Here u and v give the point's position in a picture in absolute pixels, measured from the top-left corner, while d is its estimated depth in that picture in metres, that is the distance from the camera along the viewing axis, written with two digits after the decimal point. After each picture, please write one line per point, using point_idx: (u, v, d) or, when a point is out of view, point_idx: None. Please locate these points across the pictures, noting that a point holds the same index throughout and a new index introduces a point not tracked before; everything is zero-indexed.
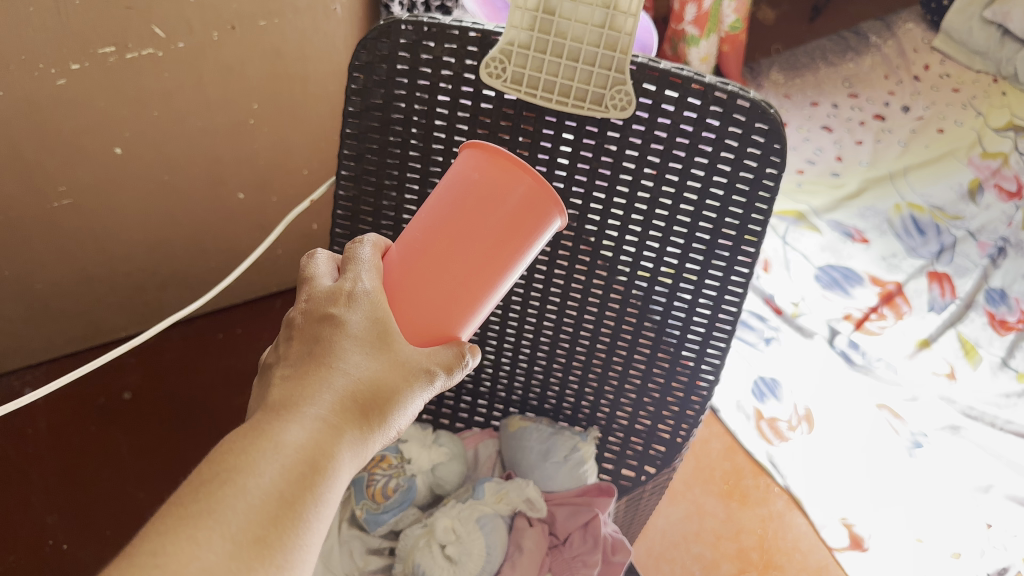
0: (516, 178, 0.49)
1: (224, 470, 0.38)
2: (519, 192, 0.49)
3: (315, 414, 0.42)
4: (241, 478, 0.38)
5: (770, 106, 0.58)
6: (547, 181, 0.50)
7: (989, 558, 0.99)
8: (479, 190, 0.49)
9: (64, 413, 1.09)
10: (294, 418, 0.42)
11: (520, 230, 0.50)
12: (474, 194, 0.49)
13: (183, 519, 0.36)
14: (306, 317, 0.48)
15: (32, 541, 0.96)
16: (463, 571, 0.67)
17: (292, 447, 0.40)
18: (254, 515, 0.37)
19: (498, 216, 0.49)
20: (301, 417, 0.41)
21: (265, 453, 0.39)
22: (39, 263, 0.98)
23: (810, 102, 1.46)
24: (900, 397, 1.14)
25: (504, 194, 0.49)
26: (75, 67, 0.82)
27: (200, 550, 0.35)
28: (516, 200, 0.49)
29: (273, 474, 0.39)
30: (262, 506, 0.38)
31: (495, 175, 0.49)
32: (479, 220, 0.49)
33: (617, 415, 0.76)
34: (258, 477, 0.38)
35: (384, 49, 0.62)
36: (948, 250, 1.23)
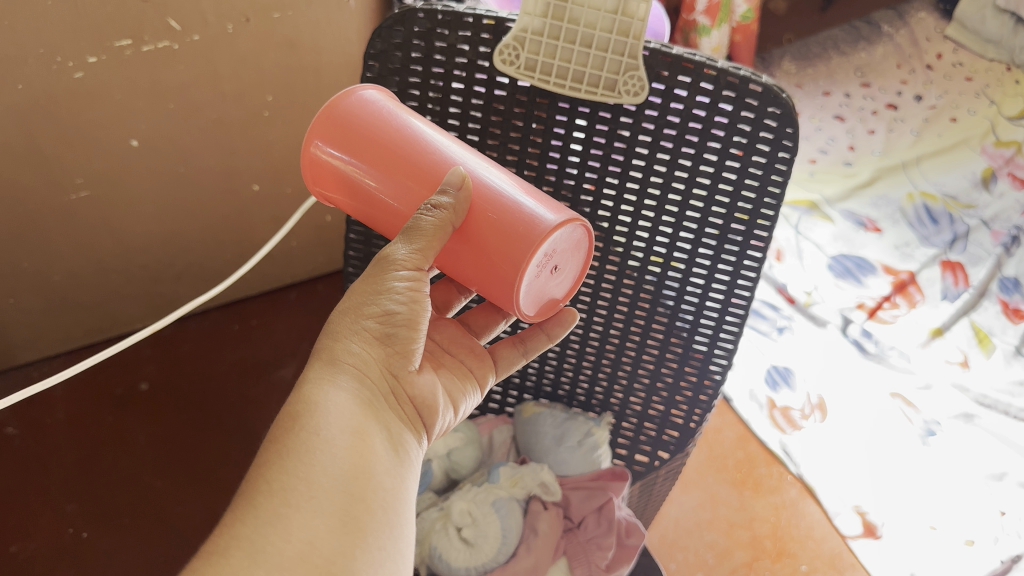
0: (336, 101, 0.56)
1: (247, 498, 0.42)
2: (361, 96, 0.57)
3: (310, 413, 0.47)
4: (299, 461, 0.44)
5: (782, 90, 0.58)
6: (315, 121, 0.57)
7: (1003, 545, 0.99)
8: (334, 132, 0.56)
9: (83, 404, 1.11)
10: (317, 400, 0.48)
11: (350, 125, 0.55)
12: (341, 127, 0.56)
13: (273, 517, 0.41)
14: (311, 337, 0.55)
15: (52, 529, 0.97)
16: (479, 554, 0.69)
17: (304, 447, 0.45)
18: (289, 517, 0.41)
19: (359, 112, 0.56)
20: (301, 417, 0.46)
21: (308, 437, 0.45)
22: (56, 255, 0.99)
23: (822, 92, 1.45)
24: (913, 385, 1.15)
25: (350, 106, 0.56)
26: (92, 59, 0.83)
27: (299, 522, 0.41)
28: (357, 100, 0.56)
29: (322, 452, 0.45)
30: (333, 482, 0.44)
31: (331, 117, 0.56)
32: (357, 129, 0.55)
33: (631, 401, 0.76)
34: (291, 489, 0.42)
35: (398, 38, 0.62)
36: (961, 238, 1.24)
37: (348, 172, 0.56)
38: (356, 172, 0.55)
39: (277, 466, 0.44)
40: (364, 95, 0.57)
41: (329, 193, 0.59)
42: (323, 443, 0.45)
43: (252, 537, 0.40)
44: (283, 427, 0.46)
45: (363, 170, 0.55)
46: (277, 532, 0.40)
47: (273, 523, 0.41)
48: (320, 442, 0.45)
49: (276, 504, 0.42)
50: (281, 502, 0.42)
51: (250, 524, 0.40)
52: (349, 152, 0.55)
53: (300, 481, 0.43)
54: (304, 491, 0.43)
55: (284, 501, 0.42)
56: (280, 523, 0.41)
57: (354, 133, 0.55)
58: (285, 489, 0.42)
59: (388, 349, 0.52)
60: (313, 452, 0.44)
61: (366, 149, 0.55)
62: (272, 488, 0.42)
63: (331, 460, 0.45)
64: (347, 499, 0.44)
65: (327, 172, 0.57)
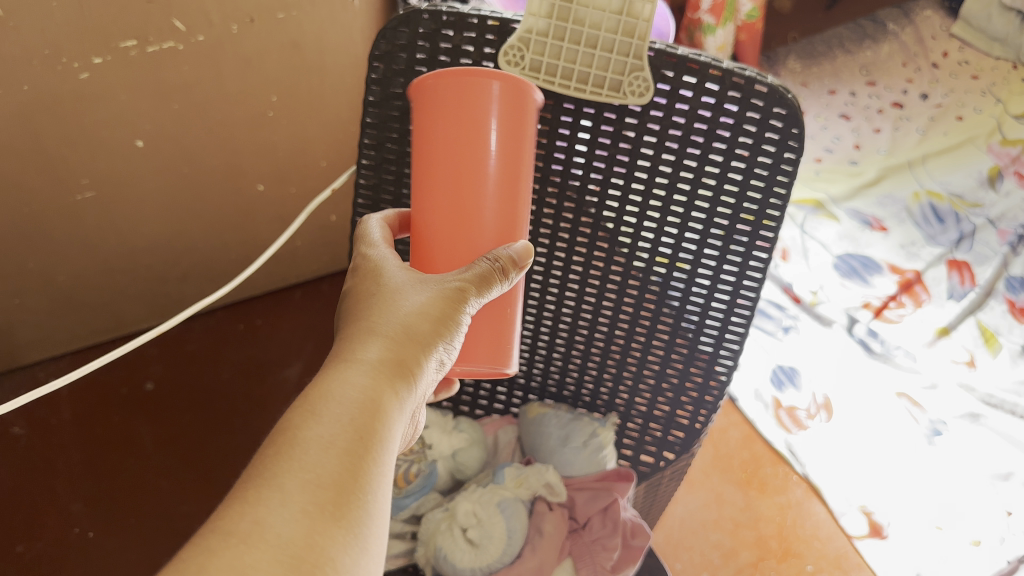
0: (490, 77, 0.50)
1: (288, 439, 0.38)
2: (511, 90, 0.52)
3: (335, 378, 0.42)
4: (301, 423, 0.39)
5: (787, 90, 0.58)
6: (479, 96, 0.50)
7: (1010, 545, 0.97)
8: (457, 105, 0.51)
9: (88, 404, 1.11)
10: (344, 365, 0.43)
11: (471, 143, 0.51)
12: (465, 109, 0.51)
13: (262, 474, 0.36)
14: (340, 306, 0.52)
15: (58, 528, 0.98)
16: (484, 554, 0.69)
17: (354, 400, 0.41)
18: (330, 468, 0.37)
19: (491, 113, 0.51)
20: (347, 371, 0.42)
21: (322, 400, 0.40)
22: (62, 255, 0.99)
23: (829, 90, 1.46)
24: (919, 385, 1.15)
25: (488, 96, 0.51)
26: (97, 60, 0.83)
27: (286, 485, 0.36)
28: (510, 113, 0.52)
29: (331, 417, 0.39)
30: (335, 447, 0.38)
31: (468, 88, 0.50)
32: (470, 130, 0.51)
33: (636, 401, 0.76)
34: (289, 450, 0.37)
35: (403, 39, 0.62)
36: (967, 237, 1.22)
37: (430, 141, 0.52)
38: (437, 158, 0.52)
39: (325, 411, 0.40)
40: (511, 90, 0.51)
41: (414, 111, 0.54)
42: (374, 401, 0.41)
43: (290, 482, 0.36)
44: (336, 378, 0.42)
45: (441, 166, 0.52)
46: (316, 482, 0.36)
47: (313, 470, 0.36)
48: (372, 399, 0.41)
49: (316, 453, 0.37)
50: (325, 448, 0.38)
51: (290, 469, 0.36)
52: (447, 136, 0.52)
53: (348, 433, 0.39)
54: (350, 444, 0.38)
55: (325, 450, 0.38)
56: (321, 471, 0.37)
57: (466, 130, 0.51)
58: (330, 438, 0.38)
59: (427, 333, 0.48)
60: (365, 408, 0.41)
61: (460, 162, 0.52)
62: (272, 450, 0.37)
63: (380, 420, 0.41)
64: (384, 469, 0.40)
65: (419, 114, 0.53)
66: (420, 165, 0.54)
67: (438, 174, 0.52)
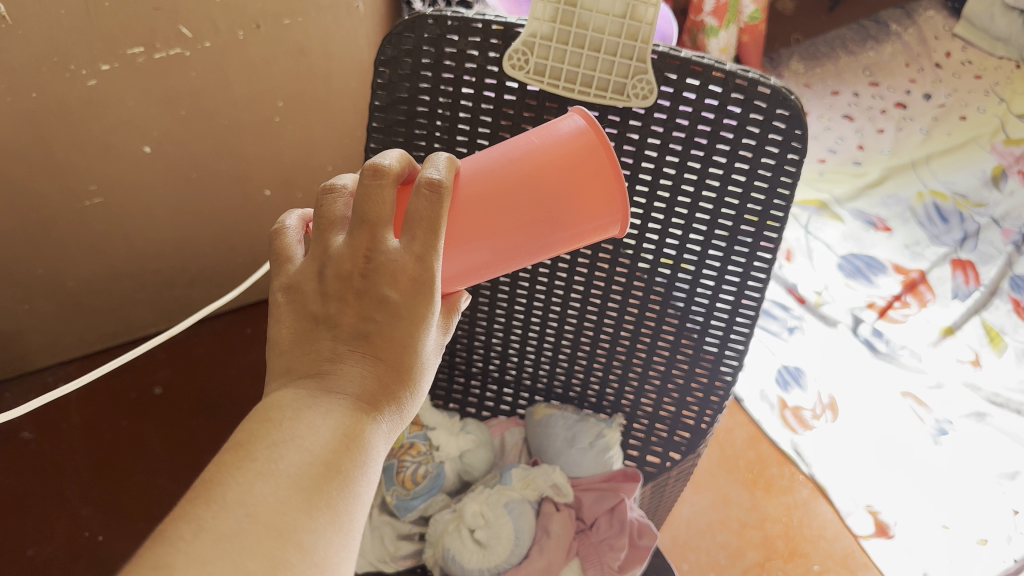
0: (621, 208, 0.47)
1: (224, 477, 0.36)
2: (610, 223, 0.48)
3: (309, 418, 0.39)
4: (264, 464, 0.36)
5: (791, 92, 0.58)
6: (600, 192, 0.46)
7: (1015, 545, 0.99)
8: (593, 181, 0.46)
9: (98, 408, 1.12)
10: (325, 398, 0.40)
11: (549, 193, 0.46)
12: (589, 190, 0.46)
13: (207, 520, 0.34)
14: (365, 284, 0.41)
15: (68, 533, 0.98)
16: (493, 556, 0.69)
17: (304, 436, 0.38)
18: (256, 536, 0.34)
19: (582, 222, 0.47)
20: (325, 407, 0.39)
21: (290, 440, 0.38)
22: (70, 261, 1.00)
23: (831, 91, 1.46)
24: (924, 384, 1.14)
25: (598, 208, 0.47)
26: (105, 67, 0.84)
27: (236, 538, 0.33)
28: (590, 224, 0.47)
29: (296, 461, 0.37)
30: (296, 495, 0.36)
31: (610, 187, 0.46)
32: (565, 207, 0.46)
33: (642, 402, 0.77)
34: (246, 497, 0.35)
35: (408, 44, 0.63)
36: (971, 237, 1.24)
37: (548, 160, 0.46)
38: (531, 186, 0.46)
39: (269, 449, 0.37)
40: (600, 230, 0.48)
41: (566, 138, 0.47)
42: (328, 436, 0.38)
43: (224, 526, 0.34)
44: (286, 412, 0.39)
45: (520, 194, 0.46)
46: (255, 532, 0.34)
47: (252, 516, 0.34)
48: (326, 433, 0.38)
49: (242, 507, 0.35)
50: (265, 492, 0.35)
51: (227, 514, 0.34)
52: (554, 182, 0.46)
53: (296, 477, 0.36)
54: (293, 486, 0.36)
55: (250, 510, 0.35)
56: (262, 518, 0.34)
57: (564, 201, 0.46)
58: (273, 481, 0.36)
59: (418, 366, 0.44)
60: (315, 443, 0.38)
61: (530, 218, 0.46)
62: (226, 493, 0.35)
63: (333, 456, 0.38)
64: (340, 511, 0.37)
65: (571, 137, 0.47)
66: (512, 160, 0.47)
67: (518, 191, 0.46)
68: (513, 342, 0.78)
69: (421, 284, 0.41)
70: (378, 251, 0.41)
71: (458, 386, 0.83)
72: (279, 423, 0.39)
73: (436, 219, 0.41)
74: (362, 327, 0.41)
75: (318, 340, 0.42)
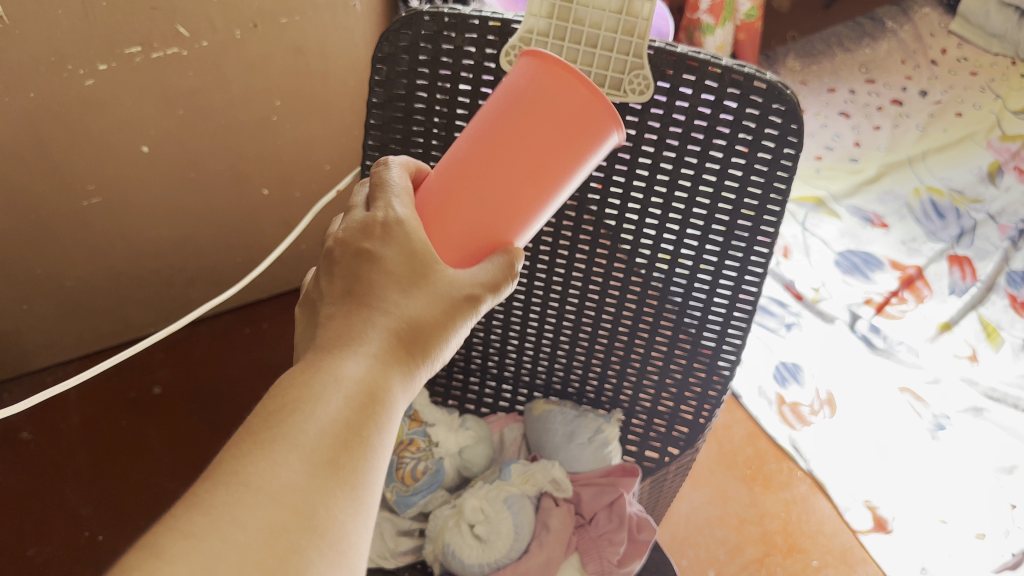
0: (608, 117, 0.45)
1: (241, 446, 0.36)
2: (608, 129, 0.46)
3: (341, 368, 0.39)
4: (303, 413, 0.37)
5: (786, 86, 0.58)
6: (587, 113, 0.44)
7: (1013, 538, 0.99)
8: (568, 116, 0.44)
9: (97, 408, 1.12)
10: (354, 349, 0.41)
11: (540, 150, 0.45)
12: (574, 140, 0.45)
13: (251, 463, 0.35)
14: (341, 247, 0.45)
15: (67, 533, 0.98)
16: (492, 550, 0.69)
17: (338, 386, 0.38)
18: (298, 483, 0.35)
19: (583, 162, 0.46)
20: (354, 357, 0.40)
21: (326, 389, 0.38)
22: (69, 261, 1.00)
23: (827, 89, 1.46)
24: (922, 379, 1.15)
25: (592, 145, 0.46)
26: (103, 67, 0.84)
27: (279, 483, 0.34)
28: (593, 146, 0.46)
29: (334, 410, 0.38)
30: (334, 443, 0.36)
31: (590, 124, 0.45)
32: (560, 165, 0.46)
33: (640, 397, 0.77)
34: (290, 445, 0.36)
35: (405, 41, 0.63)
36: (968, 233, 1.24)
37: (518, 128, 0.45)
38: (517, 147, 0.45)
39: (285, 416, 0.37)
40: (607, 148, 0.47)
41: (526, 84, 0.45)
42: (345, 403, 0.38)
43: (241, 493, 0.33)
44: (301, 379, 0.39)
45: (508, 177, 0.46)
46: (289, 476, 0.34)
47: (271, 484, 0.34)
48: (344, 399, 0.38)
49: (285, 454, 0.35)
50: (286, 459, 0.35)
51: (257, 461, 0.35)
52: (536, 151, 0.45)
53: (333, 425, 0.37)
54: (312, 454, 0.36)
55: (292, 458, 0.35)
56: (283, 484, 0.34)
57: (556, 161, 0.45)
58: (312, 428, 0.36)
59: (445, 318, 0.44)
60: (332, 408, 0.38)
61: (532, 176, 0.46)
62: (267, 442, 0.36)
63: (352, 422, 0.38)
64: (362, 478, 0.37)
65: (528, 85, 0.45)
66: (482, 134, 0.46)
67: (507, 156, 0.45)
68: (512, 339, 0.78)
69: (386, 227, 0.45)
70: (347, 225, 0.46)
71: (457, 382, 0.83)
72: (311, 373, 0.39)
73: (386, 181, 0.48)
74: (349, 284, 0.44)
75: (313, 317, 0.46)
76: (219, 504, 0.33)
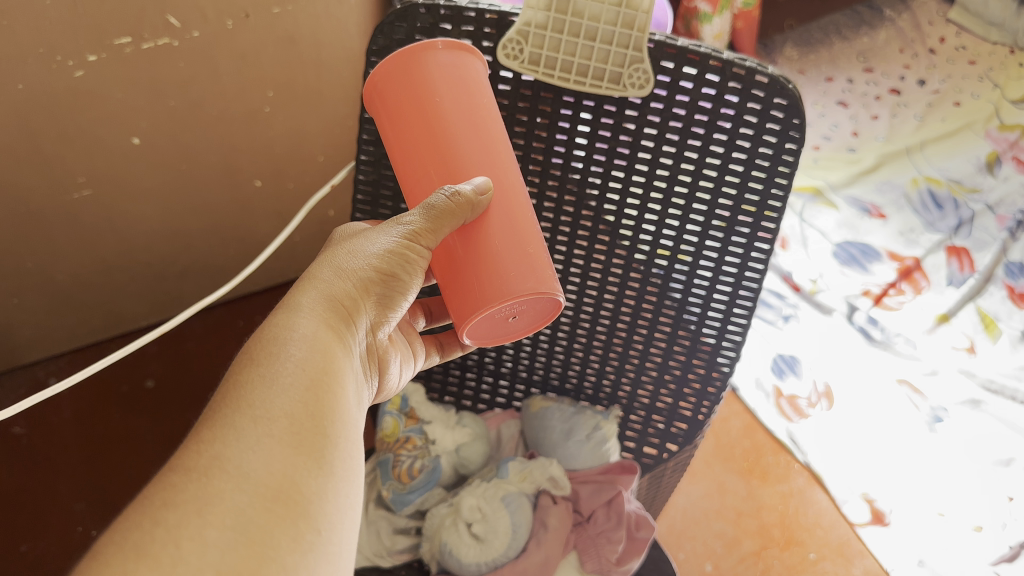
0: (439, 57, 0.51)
1: (214, 410, 0.42)
2: (472, 71, 0.52)
3: (288, 331, 0.46)
4: (259, 371, 0.44)
5: (788, 81, 0.57)
6: (428, 62, 0.51)
7: (1011, 531, 0.98)
8: (414, 78, 0.51)
9: (89, 402, 1.11)
10: (300, 313, 0.47)
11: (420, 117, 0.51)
12: (432, 88, 0.50)
13: (221, 418, 0.41)
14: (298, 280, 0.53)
15: (61, 528, 0.98)
16: (490, 549, 0.69)
17: (288, 343, 0.45)
18: (264, 423, 0.41)
19: (463, 77, 0.51)
20: (301, 320, 0.47)
21: (278, 349, 0.45)
22: (60, 254, 0.99)
23: (825, 77, 1.45)
24: (920, 371, 1.14)
25: (455, 61, 0.51)
26: (92, 58, 0.82)
27: (249, 426, 0.40)
28: (443, 75, 0.51)
29: (287, 364, 0.44)
30: (290, 388, 0.43)
31: (433, 70, 0.51)
32: (442, 87, 0.50)
33: (639, 393, 0.76)
34: (252, 399, 0.42)
35: (400, 34, 0.61)
36: (966, 224, 1.22)
37: (403, 104, 0.51)
38: (406, 123, 0.51)
39: (244, 403, 0.42)
40: (483, 71, 0.54)
41: (384, 93, 0.52)
42: (298, 381, 0.44)
43: (224, 465, 0.38)
44: (257, 356, 0.45)
45: (415, 132, 0.51)
46: (254, 420, 0.41)
47: (248, 460, 0.39)
48: (296, 378, 0.44)
49: (251, 406, 0.41)
50: (251, 406, 0.41)
51: (227, 416, 0.41)
52: (413, 101, 0.51)
53: (287, 373, 0.44)
54: (278, 432, 0.41)
55: (258, 406, 0.42)
56: (262, 449, 0.40)
57: (435, 88, 0.50)
58: (269, 381, 0.43)
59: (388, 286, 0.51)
60: (288, 388, 0.43)
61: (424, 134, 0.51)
62: (235, 401, 0.42)
63: (308, 398, 0.43)
64: (328, 429, 0.43)
65: (379, 86, 0.53)
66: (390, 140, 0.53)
67: (405, 134, 0.51)
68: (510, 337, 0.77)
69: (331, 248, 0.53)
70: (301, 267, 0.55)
71: (453, 378, 0.81)
72: (265, 340, 0.46)
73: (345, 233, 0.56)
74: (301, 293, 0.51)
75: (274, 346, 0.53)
76: (199, 488, 0.37)
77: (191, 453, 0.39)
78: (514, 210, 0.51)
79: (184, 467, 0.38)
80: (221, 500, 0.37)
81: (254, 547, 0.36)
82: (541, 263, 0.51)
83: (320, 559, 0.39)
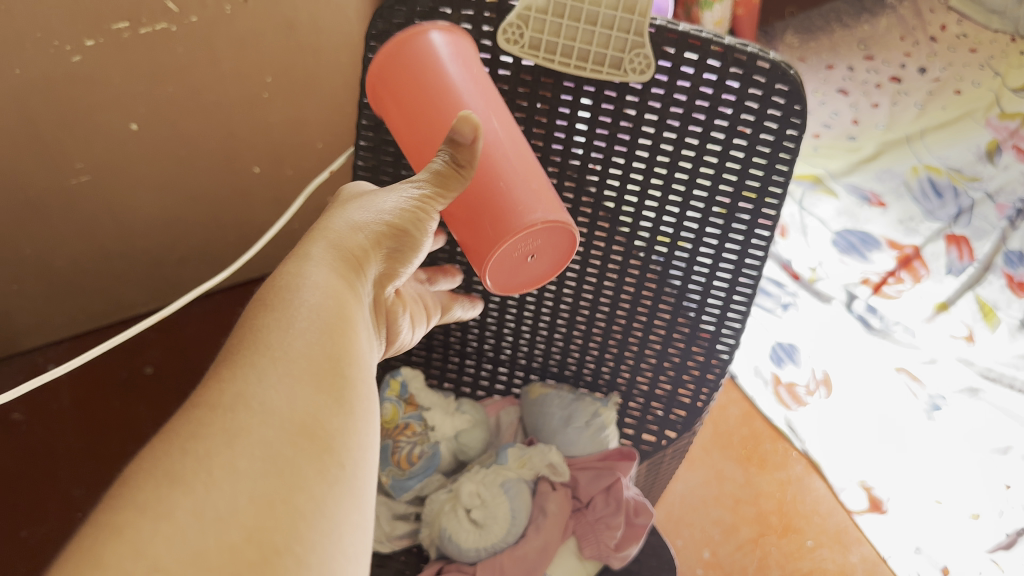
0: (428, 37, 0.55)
1: (231, 356, 0.42)
2: (460, 45, 0.56)
3: (301, 283, 0.46)
4: (275, 319, 0.43)
5: (790, 66, 0.57)
6: (417, 42, 0.55)
7: (1009, 518, 0.98)
8: (409, 60, 0.55)
9: (89, 388, 1.11)
10: (311, 265, 0.47)
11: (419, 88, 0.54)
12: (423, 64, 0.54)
13: (239, 360, 0.41)
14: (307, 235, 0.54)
15: (61, 513, 0.98)
16: (489, 535, 0.69)
17: (301, 293, 0.45)
18: (284, 363, 0.41)
19: (456, 51, 0.55)
20: (313, 270, 0.47)
21: (291, 299, 0.45)
22: (58, 240, 0.99)
23: (827, 65, 1.44)
24: (918, 359, 1.15)
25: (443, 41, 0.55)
26: (89, 43, 0.82)
27: (268, 365, 0.40)
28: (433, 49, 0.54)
29: (301, 311, 0.44)
30: (306, 331, 0.43)
31: (422, 49, 0.54)
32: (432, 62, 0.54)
33: (638, 379, 0.76)
34: (269, 342, 0.42)
35: (400, 18, 0.60)
36: (965, 213, 1.22)
37: (403, 86, 0.55)
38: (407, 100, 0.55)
39: (262, 345, 0.42)
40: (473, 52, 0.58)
41: (384, 81, 0.56)
42: (314, 326, 0.44)
43: (247, 401, 0.38)
44: (271, 305, 0.45)
45: (413, 105, 0.55)
46: (273, 363, 0.41)
47: (271, 396, 0.39)
48: (311, 323, 0.44)
49: (268, 349, 0.41)
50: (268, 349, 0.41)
51: (246, 358, 0.41)
52: (408, 79, 0.55)
53: (303, 319, 0.44)
54: (299, 372, 0.41)
55: (277, 348, 0.41)
56: (285, 386, 0.40)
57: (425, 65, 0.54)
58: (285, 325, 0.43)
59: (398, 235, 0.51)
60: (305, 331, 0.43)
61: (422, 104, 0.54)
62: (252, 345, 0.42)
63: (326, 341, 0.43)
64: (347, 371, 0.43)
65: (378, 77, 0.57)
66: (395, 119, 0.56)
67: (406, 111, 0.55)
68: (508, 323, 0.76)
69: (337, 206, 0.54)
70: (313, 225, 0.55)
71: (453, 364, 0.81)
72: (278, 292, 0.46)
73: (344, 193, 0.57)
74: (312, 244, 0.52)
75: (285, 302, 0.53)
76: (224, 422, 0.37)
77: (214, 391, 0.39)
78: (515, 155, 0.54)
79: (207, 404, 0.38)
80: (248, 433, 0.36)
81: (283, 476, 0.36)
82: (548, 197, 0.54)
83: (348, 492, 0.38)
